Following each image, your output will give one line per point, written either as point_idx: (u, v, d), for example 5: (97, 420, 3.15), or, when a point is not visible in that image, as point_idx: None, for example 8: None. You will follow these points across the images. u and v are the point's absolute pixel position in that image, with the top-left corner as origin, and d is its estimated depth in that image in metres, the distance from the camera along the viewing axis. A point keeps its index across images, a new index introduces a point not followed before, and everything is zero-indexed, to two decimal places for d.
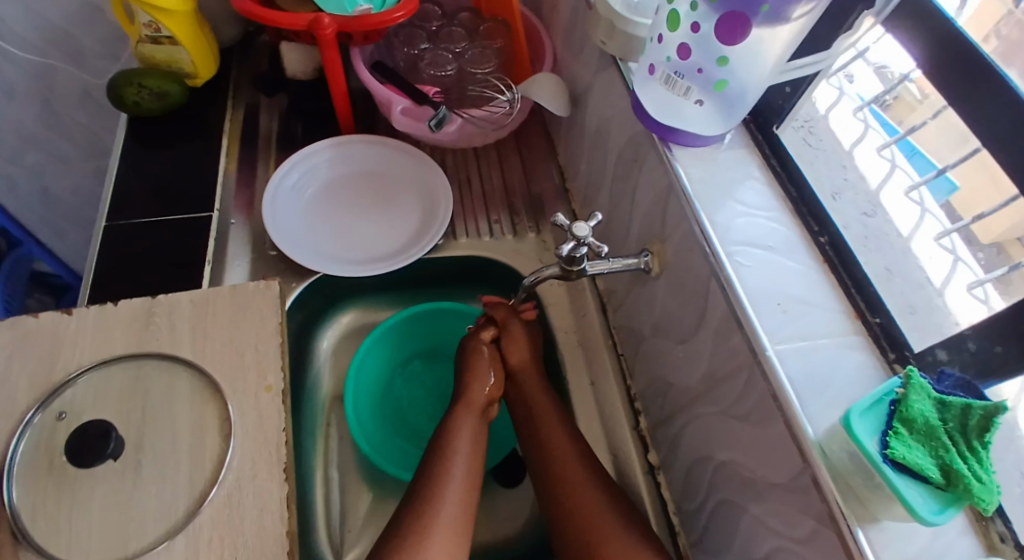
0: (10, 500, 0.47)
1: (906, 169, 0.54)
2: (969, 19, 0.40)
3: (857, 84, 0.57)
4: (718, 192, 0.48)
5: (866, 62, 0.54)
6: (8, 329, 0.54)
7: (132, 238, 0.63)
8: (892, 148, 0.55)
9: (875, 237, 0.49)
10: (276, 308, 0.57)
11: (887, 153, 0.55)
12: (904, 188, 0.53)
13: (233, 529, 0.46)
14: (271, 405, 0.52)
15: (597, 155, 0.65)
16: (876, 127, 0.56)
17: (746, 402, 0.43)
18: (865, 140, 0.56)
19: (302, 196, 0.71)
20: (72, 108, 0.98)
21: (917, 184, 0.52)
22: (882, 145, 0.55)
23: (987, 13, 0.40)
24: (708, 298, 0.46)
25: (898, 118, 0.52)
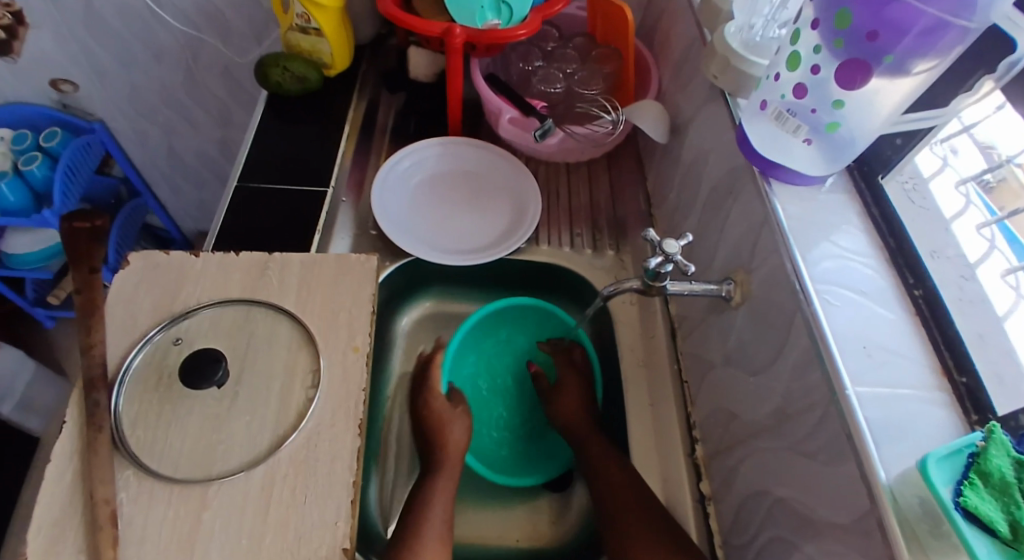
0: (116, 407, 0.53)
1: (1005, 253, 0.49)
2: None
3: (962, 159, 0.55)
4: (813, 231, 0.50)
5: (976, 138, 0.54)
6: (144, 259, 0.62)
7: (255, 200, 0.70)
8: (992, 228, 0.51)
9: (972, 304, 0.47)
10: (372, 280, 0.63)
11: (985, 233, 0.51)
12: (999, 271, 0.49)
13: (308, 467, 0.52)
14: (356, 364, 0.58)
15: (690, 185, 0.67)
16: (976, 206, 0.52)
17: (817, 437, 0.43)
18: (964, 216, 0.52)
19: (406, 185, 0.77)
20: (212, 81, 1.10)
21: (1014, 267, 0.48)
22: (982, 224, 0.51)
23: None
24: (790, 332, 0.47)
25: (1001, 204, 0.51)
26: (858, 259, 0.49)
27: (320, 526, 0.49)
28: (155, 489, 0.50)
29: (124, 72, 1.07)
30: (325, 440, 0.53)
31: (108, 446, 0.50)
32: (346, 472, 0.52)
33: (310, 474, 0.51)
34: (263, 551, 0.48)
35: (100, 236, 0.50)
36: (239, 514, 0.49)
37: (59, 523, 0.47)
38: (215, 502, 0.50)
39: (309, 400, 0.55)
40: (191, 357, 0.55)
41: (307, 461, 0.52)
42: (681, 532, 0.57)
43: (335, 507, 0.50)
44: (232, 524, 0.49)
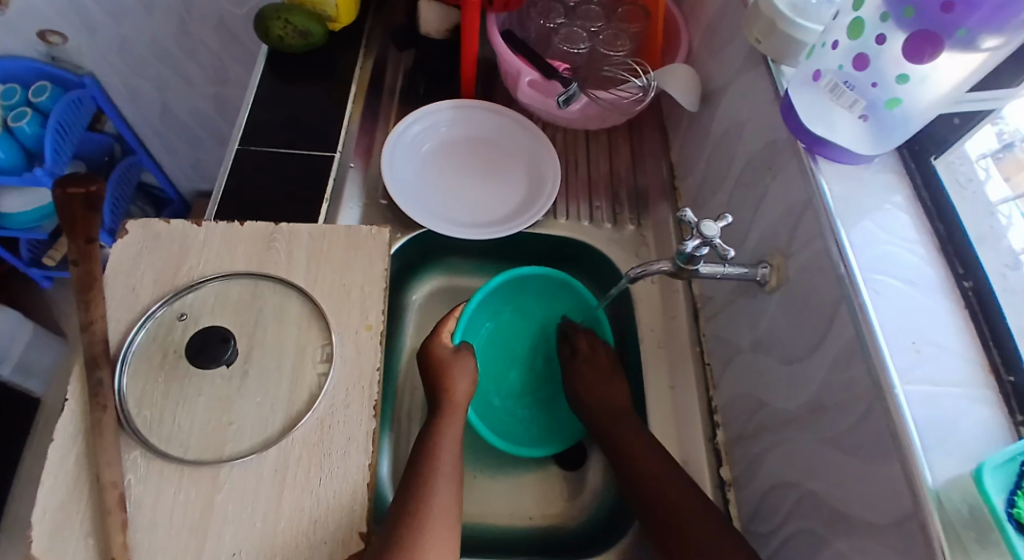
0: (120, 387, 0.51)
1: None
2: None
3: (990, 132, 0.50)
4: (856, 213, 0.47)
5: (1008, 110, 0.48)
6: (143, 228, 0.58)
7: (259, 165, 0.66)
8: (1011, 204, 0.49)
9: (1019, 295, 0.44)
10: (384, 254, 0.60)
11: (1004, 210, 0.49)
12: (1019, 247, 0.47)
13: (323, 451, 0.50)
14: (369, 343, 0.55)
15: (721, 159, 0.63)
16: (995, 179, 0.50)
17: (858, 434, 0.41)
18: (985, 191, 0.50)
19: (419, 151, 0.73)
20: (207, 33, 1.03)
21: None
22: (1001, 199, 0.49)
23: None
24: (833, 322, 0.44)
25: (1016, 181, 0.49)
26: (904, 246, 0.47)
27: (336, 510, 0.48)
28: (164, 472, 0.48)
29: (113, 23, 1.00)
30: (339, 422, 0.51)
31: (113, 426, 0.48)
32: (361, 454, 0.50)
33: (324, 457, 0.50)
34: (277, 534, 0.46)
35: (94, 202, 0.48)
36: (250, 498, 0.48)
37: (64, 508, 0.46)
38: (226, 486, 0.48)
39: (323, 378, 0.53)
40: (199, 334, 0.53)
41: (322, 443, 0.50)
42: None
43: (351, 490, 0.48)
44: (244, 508, 0.47)
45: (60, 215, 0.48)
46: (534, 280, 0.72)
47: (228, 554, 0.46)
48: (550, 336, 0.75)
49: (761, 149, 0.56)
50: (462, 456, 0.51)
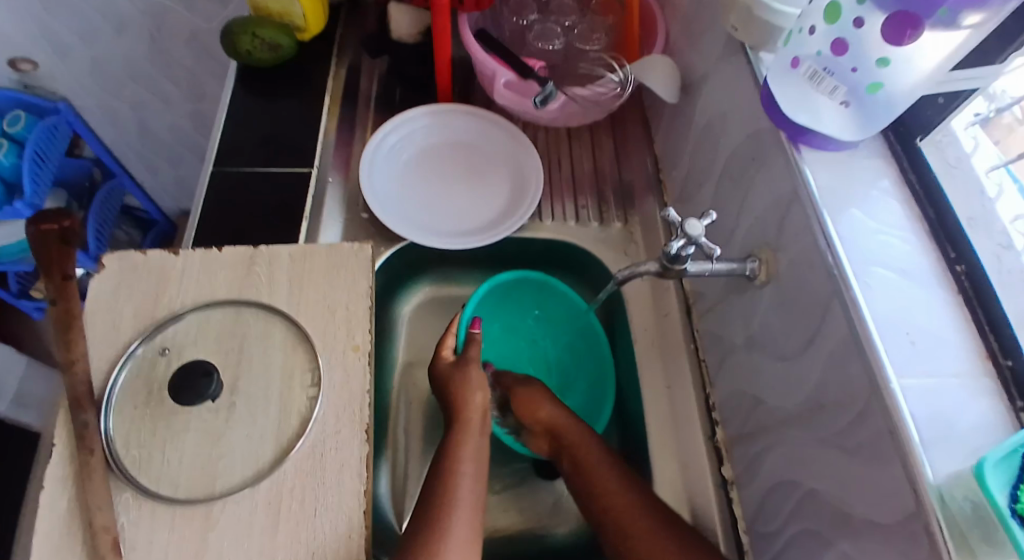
0: (105, 428, 0.50)
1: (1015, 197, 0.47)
2: None
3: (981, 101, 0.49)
4: (844, 201, 0.46)
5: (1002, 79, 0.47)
6: (120, 261, 0.57)
7: (236, 186, 0.65)
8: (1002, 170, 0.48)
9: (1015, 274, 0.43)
10: (368, 270, 0.59)
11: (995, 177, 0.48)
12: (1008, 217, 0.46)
13: (315, 479, 0.49)
14: (357, 364, 0.54)
15: (705, 151, 0.62)
16: (982, 153, 0.49)
17: (858, 433, 0.40)
18: (977, 157, 0.49)
19: (398, 160, 0.71)
20: (178, 50, 1.01)
21: None
22: (991, 166, 0.48)
23: None
24: (826, 317, 0.43)
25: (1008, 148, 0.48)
26: (895, 233, 0.46)
27: (332, 541, 0.47)
28: (156, 511, 0.47)
29: (81, 46, 0.98)
30: (330, 447, 0.50)
31: (102, 469, 0.47)
32: (356, 479, 0.49)
33: (317, 486, 0.49)
34: None
35: (70, 236, 0.47)
36: (246, 533, 0.47)
37: (58, 555, 0.45)
38: (221, 522, 0.47)
39: (313, 401, 0.52)
40: (181, 370, 0.51)
41: (315, 471, 0.49)
42: (705, 517, 0.56)
43: (346, 518, 0.48)
44: (240, 543, 0.47)
45: (37, 251, 0.47)
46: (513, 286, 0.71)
47: None
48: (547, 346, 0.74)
49: (744, 139, 0.54)
50: (481, 470, 0.51)
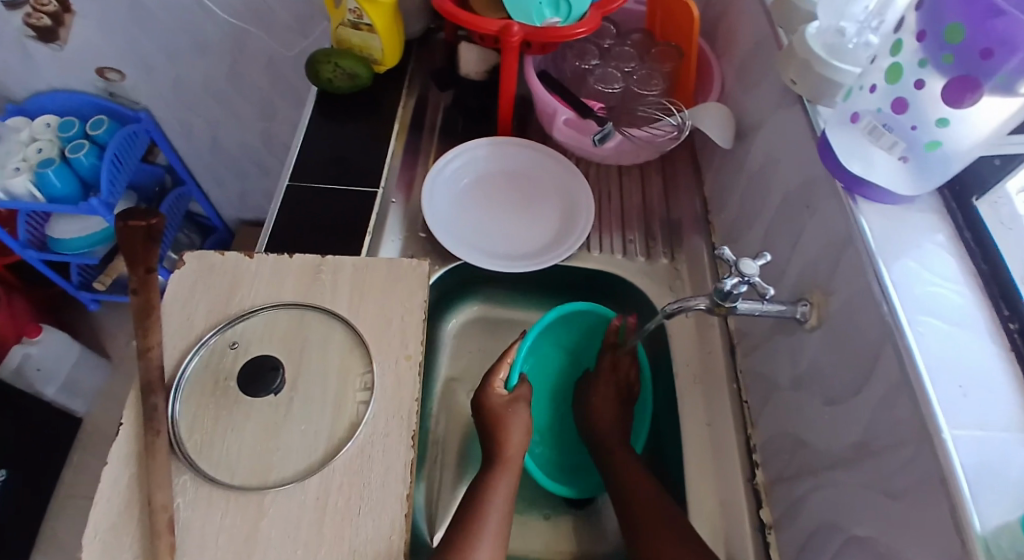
0: (174, 412, 0.53)
1: None
2: None
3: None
4: (900, 252, 0.47)
5: None
6: (199, 260, 0.62)
7: (307, 199, 0.69)
8: None
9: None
10: (424, 285, 0.62)
11: None
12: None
13: (362, 480, 0.51)
14: (408, 373, 0.57)
15: (756, 196, 0.64)
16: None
17: (905, 479, 0.40)
18: None
19: (457, 186, 0.75)
20: (256, 72, 1.09)
21: None
22: None
23: None
24: (877, 362, 0.44)
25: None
26: (947, 286, 0.46)
27: (374, 542, 0.48)
28: (212, 495, 0.50)
29: (169, 63, 1.07)
30: (379, 449, 0.53)
31: (165, 451, 0.50)
32: (399, 484, 0.51)
33: (363, 486, 0.51)
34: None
35: (155, 234, 0.51)
36: (293, 526, 0.49)
37: (116, 529, 0.48)
38: (270, 512, 0.49)
39: (363, 406, 0.55)
40: (252, 362, 0.55)
41: (362, 471, 0.51)
42: (739, 558, 0.55)
43: (389, 520, 0.49)
44: (286, 534, 0.48)
45: (122, 244, 0.50)
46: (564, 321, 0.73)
47: None
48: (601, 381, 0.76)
49: (799, 185, 0.56)
50: (511, 510, 0.51)
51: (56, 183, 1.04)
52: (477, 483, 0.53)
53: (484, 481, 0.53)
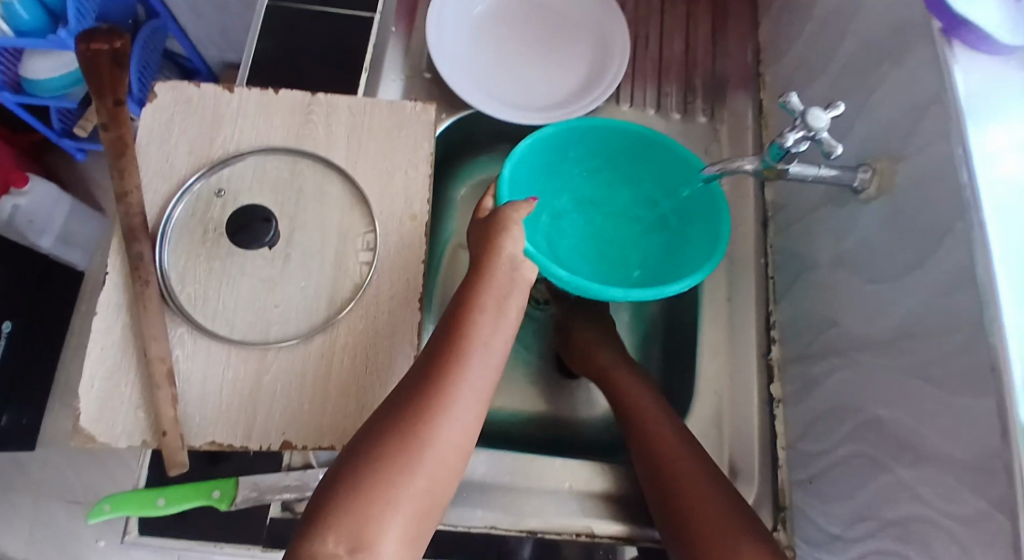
0: (162, 260, 0.49)
1: None
2: None
3: None
4: (992, 110, 0.40)
5: None
6: (172, 92, 0.54)
7: (295, 26, 0.60)
8: None
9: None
10: (430, 134, 0.55)
11: None
12: None
13: (369, 340, 0.49)
14: (414, 233, 0.52)
15: (824, 44, 0.54)
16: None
17: (947, 365, 0.38)
18: None
19: (471, 13, 0.64)
20: None
21: None
22: None
23: None
24: (944, 240, 0.39)
25: None
26: None
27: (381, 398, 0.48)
28: (211, 349, 0.48)
29: None
30: (384, 311, 0.50)
31: (157, 302, 0.47)
32: (408, 345, 0.49)
33: (369, 346, 0.49)
34: (324, 420, 0.47)
35: (121, 59, 0.46)
36: (299, 382, 0.48)
37: (112, 378, 0.47)
38: (275, 366, 0.48)
39: (367, 266, 0.51)
40: (240, 212, 0.50)
41: (369, 332, 0.49)
42: (744, 428, 0.56)
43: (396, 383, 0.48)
44: (292, 388, 0.47)
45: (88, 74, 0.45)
46: (584, 134, 0.60)
47: (279, 431, 0.46)
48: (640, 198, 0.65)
49: (884, 27, 0.47)
50: (484, 405, 0.42)
51: (24, 15, 0.92)
52: (439, 363, 0.41)
53: (448, 369, 0.41)
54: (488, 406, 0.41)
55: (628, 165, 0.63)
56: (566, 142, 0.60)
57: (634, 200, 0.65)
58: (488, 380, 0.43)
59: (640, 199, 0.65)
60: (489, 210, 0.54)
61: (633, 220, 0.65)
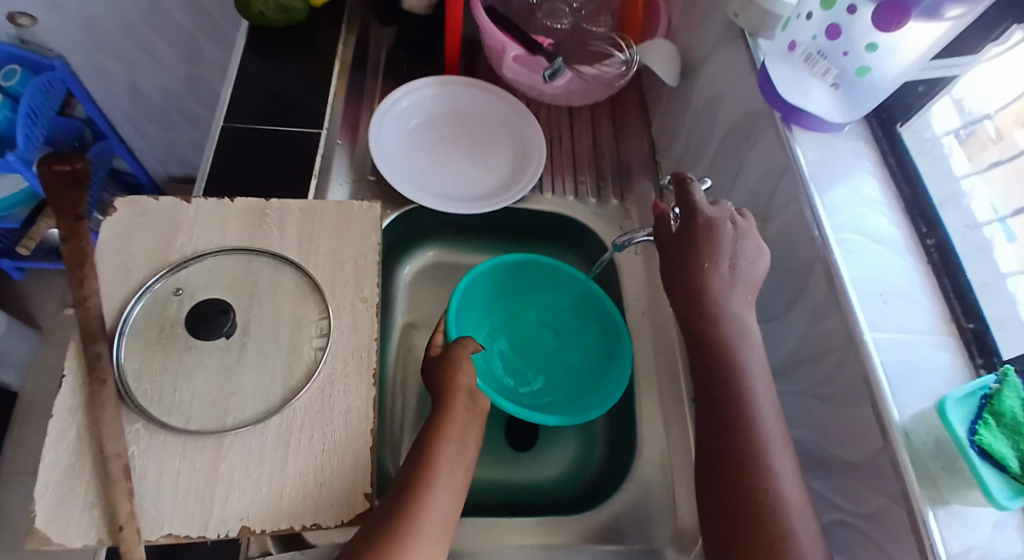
0: (119, 358, 0.51)
1: (993, 208, 0.52)
2: (976, 154, 0.54)
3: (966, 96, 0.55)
4: (830, 177, 0.51)
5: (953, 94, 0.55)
6: (130, 206, 0.59)
7: (248, 142, 0.67)
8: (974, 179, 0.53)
9: (978, 259, 0.49)
10: (375, 227, 0.61)
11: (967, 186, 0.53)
12: (980, 214, 0.52)
13: (325, 418, 0.52)
14: (365, 315, 0.57)
15: (699, 133, 0.66)
16: (979, 195, 0.53)
17: (832, 382, 0.45)
18: (953, 163, 0.54)
19: (406, 125, 0.73)
20: (176, 9, 1.02)
21: (997, 219, 0.51)
22: (965, 174, 0.54)
23: (978, 142, 0.54)
24: (809, 278, 0.48)
25: (972, 155, 0.54)
26: (873, 206, 0.50)
27: (338, 474, 0.50)
28: (166, 442, 0.49)
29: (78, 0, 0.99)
30: (339, 390, 0.53)
31: (113, 401, 0.49)
32: (363, 420, 0.52)
33: (326, 423, 0.51)
34: (284, 499, 0.48)
35: (81, 179, 0.50)
36: (256, 465, 0.49)
37: (67, 480, 0.47)
38: (231, 453, 0.49)
39: (320, 350, 0.55)
40: (198, 307, 0.54)
41: (324, 410, 0.52)
42: None
43: (353, 456, 0.50)
44: (249, 473, 0.49)
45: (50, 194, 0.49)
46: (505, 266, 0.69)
47: (237, 517, 0.47)
48: (563, 324, 0.72)
49: (741, 117, 0.58)
50: (449, 524, 0.48)
51: None
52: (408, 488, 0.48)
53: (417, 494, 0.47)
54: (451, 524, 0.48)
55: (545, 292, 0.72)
56: (493, 272, 0.69)
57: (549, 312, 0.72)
58: (451, 497, 0.49)
59: (553, 308, 0.72)
60: (439, 346, 0.62)
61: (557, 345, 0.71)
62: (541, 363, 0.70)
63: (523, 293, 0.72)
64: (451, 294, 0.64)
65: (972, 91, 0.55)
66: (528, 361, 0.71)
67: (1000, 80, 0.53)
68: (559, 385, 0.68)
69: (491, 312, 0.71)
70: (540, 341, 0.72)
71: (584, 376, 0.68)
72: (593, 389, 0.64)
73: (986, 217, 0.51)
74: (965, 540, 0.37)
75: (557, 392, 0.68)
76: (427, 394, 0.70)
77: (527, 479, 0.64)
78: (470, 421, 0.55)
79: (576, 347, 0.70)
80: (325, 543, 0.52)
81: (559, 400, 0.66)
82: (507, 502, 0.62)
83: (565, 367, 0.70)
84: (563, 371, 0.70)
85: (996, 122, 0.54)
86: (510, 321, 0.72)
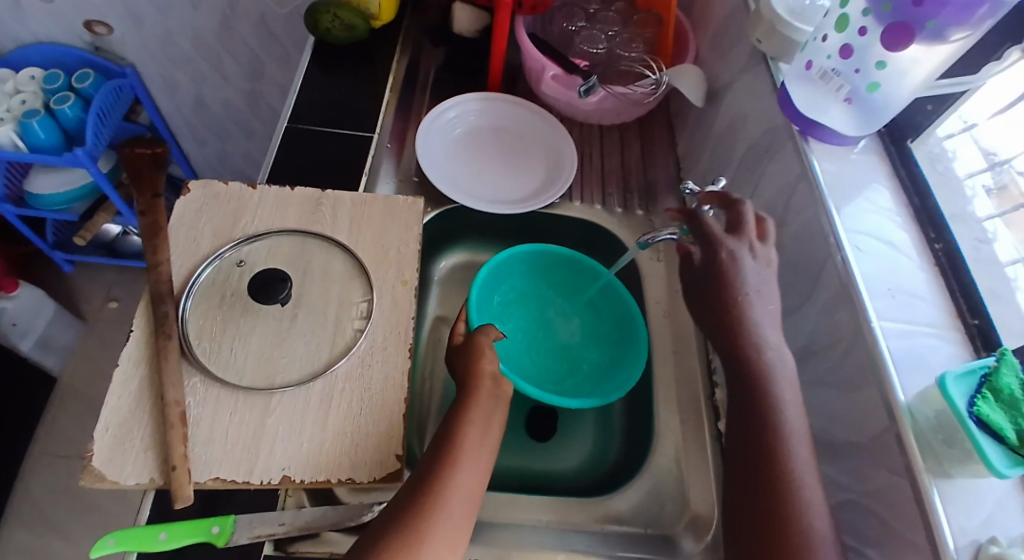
0: (184, 314, 0.57)
1: (1007, 243, 0.56)
2: (998, 198, 0.58)
3: (983, 137, 0.61)
4: (845, 187, 0.56)
5: (972, 136, 0.61)
6: (202, 188, 0.65)
7: (307, 140, 0.74)
8: (995, 221, 0.57)
9: (997, 288, 0.52)
10: (418, 219, 0.67)
11: (991, 225, 0.57)
12: (1003, 256, 0.55)
13: (364, 385, 0.55)
14: (405, 296, 0.61)
15: (721, 151, 0.71)
16: (1004, 238, 0.56)
17: (842, 369, 0.48)
18: (976, 204, 0.58)
19: (451, 133, 0.80)
20: (245, 29, 1.14)
21: (1018, 259, 0.55)
22: (988, 216, 0.57)
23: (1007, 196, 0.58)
24: (822, 275, 0.52)
25: (1000, 204, 0.58)
26: (884, 214, 0.55)
27: (375, 437, 0.53)
28: (220, 395, 0.53)
29: (159, 17, 1.10)
30: (378, 361, 0.57)
31: (176, 354, 0.53)
32: (399, 389, 0.55)
33: (364, 389, 0.55)
34: (322, 453, 0.51)
35: (160, 161, 0.54)
36: (300, 421, 0.53)
37: (125, 423, 0.51)
38: (278, 409, 0.53)
39: (360, 331, 0.58)
40: (259, 277, 0.59)
41: (363, 378, 0.55)
42: None
43: (387, 421, 0.54)
44: (293, 428, 0.52)
45: (128, 172, 0.54)
46: (525, 255, 0.74)
47: (279, 467, 0.50)
48: (580, 310, 0.76)
49: (760, 134, 0.64)
50: (478, 504, 0.46)
51: (40, 134, 1.06)
52: (438, 464, 0.47)
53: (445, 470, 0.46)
54: (478, 504, 0.46)
55: (561, 280, 0.76)
56: (513, 261, 0.73)
57: (565, 299, 0.76)
58: (478, 478, 0.47)
59: (572, 296, 0.76)
60: (463, 334, 0.61)
61: (573, 332, 0.75)
62: (561, 351, 0.73)
63: (541, 282, 0.76)
64: (471, 284, 0.68)
65: (990, 136, 0.61)
66: (549, 348, 0.74)
67: (1019, 130, 0.58)
68: (577, 366, 0.72)
69: (511, 299, 0.75)
70: (556, 329, 0.75)
71: (606, 358, 0.71)
72: (619, 369, 0.68)
73: (1009, 258, 0.55)
74: (965, 511, 0.39)
75: (581, 376, 0.71)
76: (452, 381, 0.73)
77: (549, 467, 0.67)
78: (489, 406, 0.52)
79: (594, 331, 0.74)
80: (358, 504, 0.55)
81: (580, 382, 0.71)
82: (529, 483, 0.65)
83: (584, 352, 0.73)
84: (582, 356, 0.73)
85: (1021, 174, 0.58)
86: (528, 307, 0.76)
